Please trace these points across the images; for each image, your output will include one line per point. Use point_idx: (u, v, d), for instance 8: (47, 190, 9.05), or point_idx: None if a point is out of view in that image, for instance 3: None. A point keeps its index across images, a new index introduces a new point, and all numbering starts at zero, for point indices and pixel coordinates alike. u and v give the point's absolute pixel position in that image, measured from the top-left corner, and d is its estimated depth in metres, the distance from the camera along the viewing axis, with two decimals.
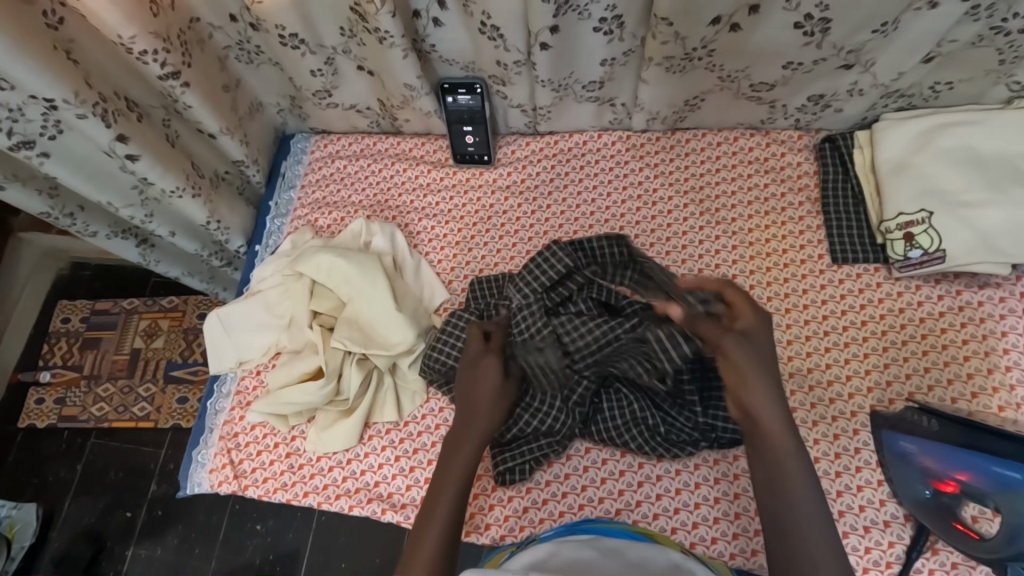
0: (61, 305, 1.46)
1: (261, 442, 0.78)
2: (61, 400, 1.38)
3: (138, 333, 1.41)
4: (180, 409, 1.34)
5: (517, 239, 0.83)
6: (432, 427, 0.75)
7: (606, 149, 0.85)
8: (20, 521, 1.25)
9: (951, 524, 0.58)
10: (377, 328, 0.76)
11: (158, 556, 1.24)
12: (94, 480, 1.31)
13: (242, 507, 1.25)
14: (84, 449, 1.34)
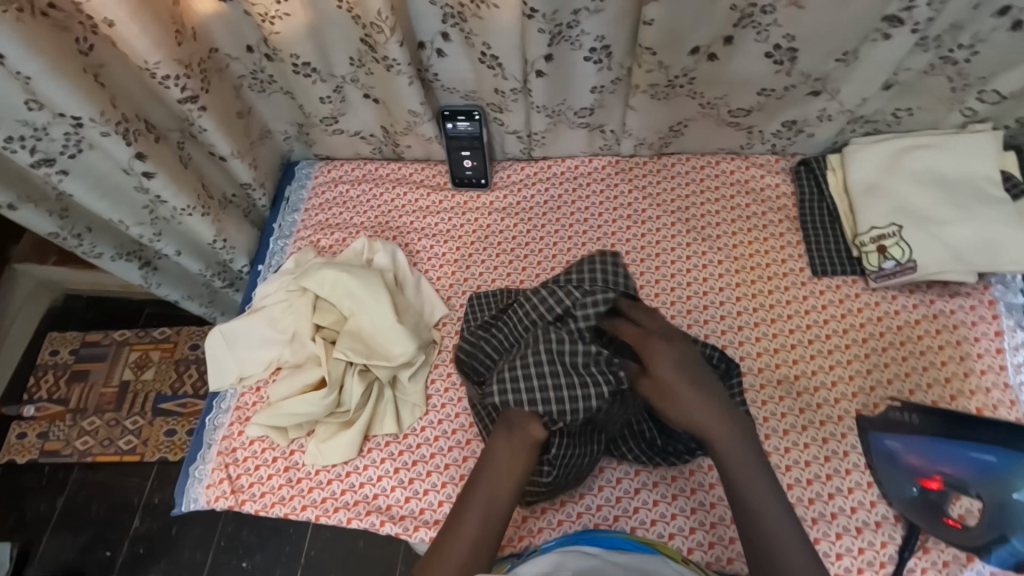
0: (51, 337, 1.45)
1: (259, 457, 0.78)
2: (44, 434, 1.35)
3: (129, 364, 1.41)
4: (168, 442, 1.32)
5: (514, 257, 0.87)
6: (431, 439, 0.76)
7: (597, 173, 0.91)
8: None
9: (939, 519, 0.60)
10: (378, 340, 0.78)
11: None
12: (74, 517, 1.27)
13: (228, 542, 1.21)
14: (64, 485, 1.30)
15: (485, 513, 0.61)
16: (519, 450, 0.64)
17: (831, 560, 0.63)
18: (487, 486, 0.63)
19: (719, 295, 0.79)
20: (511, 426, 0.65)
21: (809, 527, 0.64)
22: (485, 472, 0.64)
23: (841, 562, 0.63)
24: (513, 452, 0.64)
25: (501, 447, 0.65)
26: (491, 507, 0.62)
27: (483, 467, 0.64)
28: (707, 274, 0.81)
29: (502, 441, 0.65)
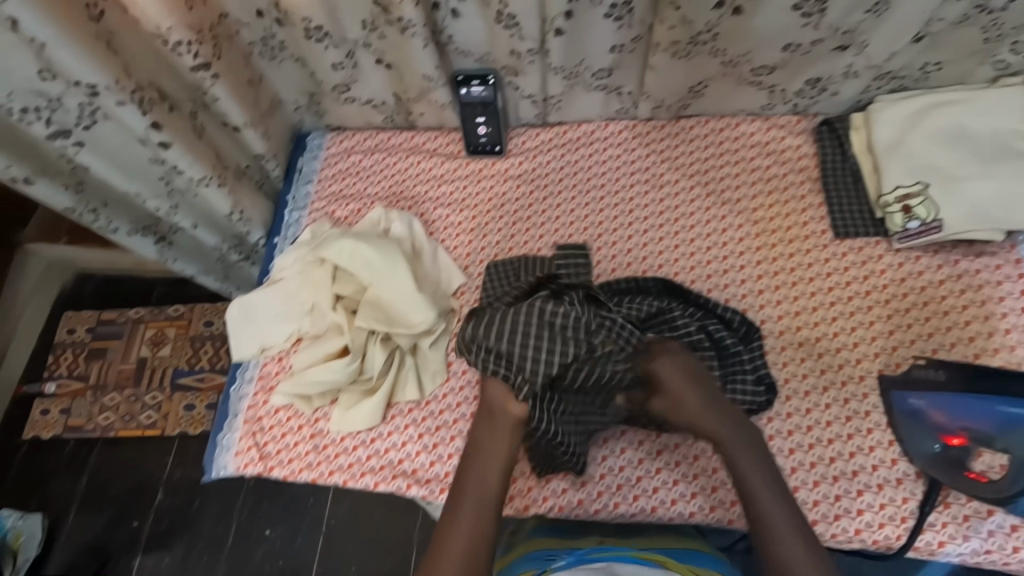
0: (67, 316, 1.47)
1: (284, 425, 0.79)
2: (67, 410, 1.38)
3: (144, 342, 1.43)
4: (187, 416, 1.35)
5: (531, 225, 0.86)
6: (454, 405, 0.77)
7: (613, 138, 0.89)
8: (25, 532, 1.24)
9: (962, 474, 0.61)
10: (398, 309, 0.78)
11: (166, 563, 1.24)
12: (101, 490, 1.31)
13: (250, 512, 1.25)
14: (89, 460, 1.34)
15: (479, 500, 0.66)
16: (499, 431, 0.68)
17: (853, 516, 0.64)
18: (479, 473, 0.67)
19: (739, 259, 0.79)
20: (489, 412, 0.69)
21: (830, 485, 0.65)
22: (473, 461, 0.68)
23: (862, 518, 0.64)
24: (495, 436, 0.68)
25: (484, 434, 0.69)
26: (484, 493, 0.66)
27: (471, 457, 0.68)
28: (726, 239, 0.80)
29: (484, 429, 0.69)
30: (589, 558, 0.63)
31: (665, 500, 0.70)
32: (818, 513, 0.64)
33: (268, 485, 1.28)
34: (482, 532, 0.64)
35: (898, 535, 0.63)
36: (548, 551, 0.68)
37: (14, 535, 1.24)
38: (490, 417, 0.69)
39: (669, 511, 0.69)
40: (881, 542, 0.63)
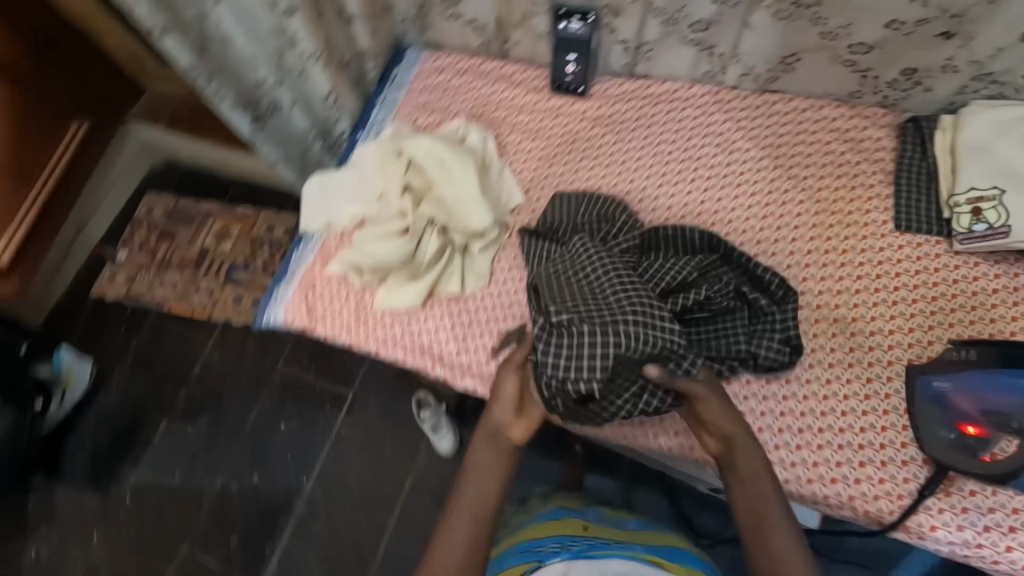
0: (147, 197, 1.60)
1: (335, 292, 0.86)
2: (132, 277, 1.52)
3: (211, 233, 1.55)
4: (235, 304, 1.48)
5: (596, 165, 0.90)
6: (490, 307, 0.83)
7: (694, 99, 0.92)
8: (76, 374, 1.37)
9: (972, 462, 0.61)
10: (460, 207, 0.84)
11: (190, 433, 1.37)
12: (150, 352, 1.45)
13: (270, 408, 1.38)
14: (144, 323, 1.48)
15: (477, 520, 0.63)
16: (500, 454, 0.67)
17: (849, 483, 0.65)
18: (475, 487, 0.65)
19: (792, 232, 0.80)
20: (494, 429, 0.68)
21: (834, 451, 0.67)
22: (472, 476, 0.65)
23: (858, 486, 0.65)
24: (490, 452, 0.66)
25: (482, 456, 0.66)
26: (480, 507, 0.64)
27: (471, 473, 0.66)
28: (785, 211, 0.81)
29: (483, 450, 0.67)
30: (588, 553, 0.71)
31: None
32: (816, 473, 0.66)
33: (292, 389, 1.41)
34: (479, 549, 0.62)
35: (891, 509, 0.64)
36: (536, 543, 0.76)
37: (67, 373, 1.36)
38: (492, 432, 0.68)
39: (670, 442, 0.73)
40: (872, 513, 0.64)
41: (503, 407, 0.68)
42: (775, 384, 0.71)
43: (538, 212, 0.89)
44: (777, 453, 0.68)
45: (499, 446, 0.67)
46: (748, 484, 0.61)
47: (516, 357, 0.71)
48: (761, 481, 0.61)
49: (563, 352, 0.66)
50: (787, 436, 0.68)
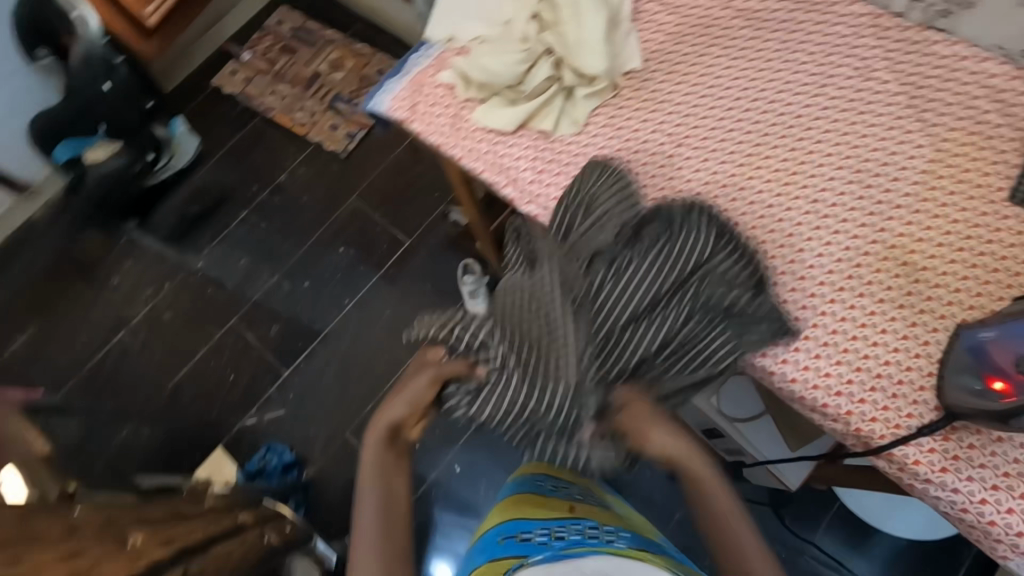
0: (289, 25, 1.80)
1: (440, 96, 0.92)
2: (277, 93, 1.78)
3: None
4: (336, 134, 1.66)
5: (723, 55, 0.88)
6: (573, 153, 0.86)
7: (851, 17, 0.87)
8: None
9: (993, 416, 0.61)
10: (579, 48, 0.85)
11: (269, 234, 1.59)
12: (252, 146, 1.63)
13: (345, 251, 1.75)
14: None
15: (380, 511, 0.67)
16: (389, 461, 0.69)
17: (853, 400, 0.68)
18: (376, 493, 0.68)
19: (898, 172, 0.77)
20: (387, 426, 0.69)
21: (850, 370, 0.69)
22: (366, 491, 0.68)
23: (860, 405, 0.68)
24: (389, 457, 0.69)
25: (373, 456, 0.69)
26: (391, 504, 0.68)
27: (365, 472, 0.69)
28: (899, 150, 0.78)
29: (373, 453, 0.69)
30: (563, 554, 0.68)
31: None
32: (823, 382, 0.69)
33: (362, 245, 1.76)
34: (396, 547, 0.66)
35: (883, 434, 0.66)
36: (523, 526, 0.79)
37: None
38: (386, 430, 0.69)
39: None
40: (863, 432, 0.67)
41: (399, 406, 0.69)
42: (818, 298, 0.73)
43: (649, 82, 0.89)
44: (794, 354, 0.71)
45: (389, 443, 0.70)
46: (725, 512, 0.65)
47: (439, 369, 0.68)
48: (719, 492, 0.66)
49: (493, 397, 0.66)
50: (811, 343, 0.71)
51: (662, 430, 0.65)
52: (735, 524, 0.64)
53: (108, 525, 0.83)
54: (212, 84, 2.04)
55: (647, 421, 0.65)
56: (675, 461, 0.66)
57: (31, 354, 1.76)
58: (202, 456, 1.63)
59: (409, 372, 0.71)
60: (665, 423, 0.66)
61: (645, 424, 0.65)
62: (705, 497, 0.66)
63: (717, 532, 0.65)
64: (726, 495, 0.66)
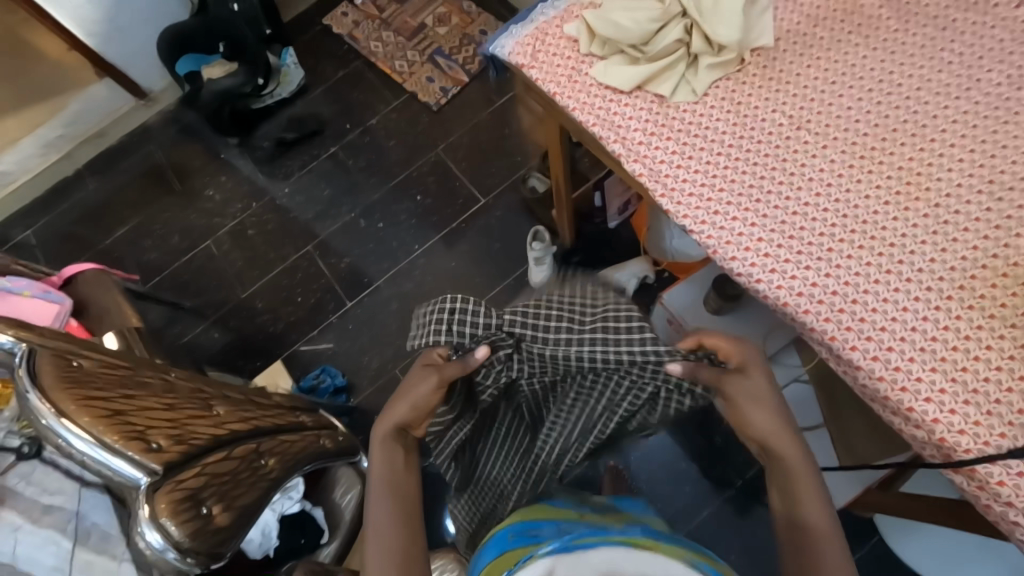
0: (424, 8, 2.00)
1: (561, 49, 0.93)
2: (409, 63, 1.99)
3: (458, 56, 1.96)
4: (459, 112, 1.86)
5: (861, 44, 0.85)
6: (687, 121, 0.85)
7: (1011, 22, 0.81)
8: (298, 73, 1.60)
9: None
10: (714, 14, 0.83)
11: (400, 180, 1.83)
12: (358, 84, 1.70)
13: (426, 203, 1.83)
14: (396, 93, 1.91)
15: (390, 494, 0.72)
16: (405, 472, 0.74)
17: (942, 409, 0.66)
18: (381, 509, 0.71)
19: None
20: (392, 425, 0.75)
21: (944, 380, 0.67)
22: (374, 482, 0.74)
23: (948, 415, 0.65)
24: (391, 454, 0.75)
25: (379, 455, 0.75)
26: (393, 486, 0.73)
27: (376, 483, 0.73)
28: None
29: (380, 449, 0.75)
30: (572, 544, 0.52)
31: (793, 289, 0.74)
32: (912, 386, 0.67)
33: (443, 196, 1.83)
34: (408, 521, 0.71)
35: (968, 448, 0.64)
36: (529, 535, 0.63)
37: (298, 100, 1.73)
38: (393, 428, 0.75)
39: (788, 299, 0.74)
40: (946, 443, 0.65)
41: (402, 405, 0.74)
42: (922, 302, 0.70)
43: (777, 61, 0.86)
44: (886, 353, 0.69)
45: (400, 439, 0.76)
46: (796, 472, 0.64)
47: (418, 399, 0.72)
48: (792, 446, 0.65)
49: (512, 364, 0.72)
50: (905, 346, 0.69)
51: (757, 388, 0.66)
52: (802, 482, 0.63)
53: (197, 393, 0.91)
54: (324, 20, 2.12)
55: (736, 398, 0.66)
56: (755, 433, 0.66)
57: (127, 246, 1.90)
58: (261, 367, 1.72)
59: (412, 376, 0.74)
60: (748, 379, 0.67)
61: (747, 394, 0.66)
62: (784, 462, 0.64)
63: (778, 487, 0.65)
64: (797, 447, 0.65)
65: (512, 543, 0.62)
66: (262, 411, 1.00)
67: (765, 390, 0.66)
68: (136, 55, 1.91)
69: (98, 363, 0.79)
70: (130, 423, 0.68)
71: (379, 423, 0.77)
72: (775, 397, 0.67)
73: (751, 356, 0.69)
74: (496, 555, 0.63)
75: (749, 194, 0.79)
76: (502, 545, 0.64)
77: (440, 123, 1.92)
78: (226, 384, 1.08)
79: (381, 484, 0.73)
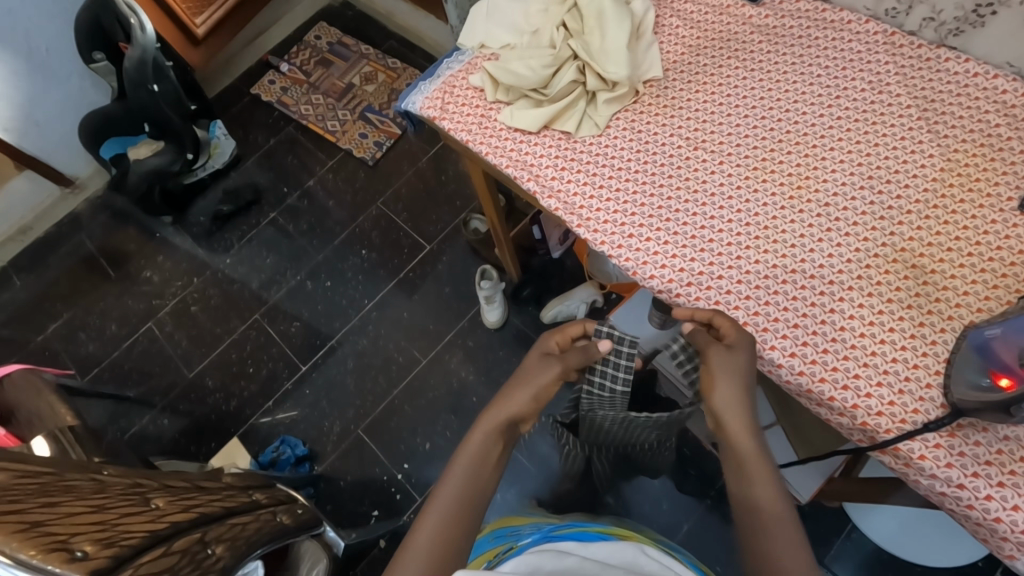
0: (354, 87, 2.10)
1: (470, 98, 0.98)
2: (348, 124, 2.04)
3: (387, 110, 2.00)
4: (384, 169, 1.95)
5: (740, 66, 0.93)
6: (592, 153, 0.90)
7: (864, 34, 0.91)
8: (221, 148, 1.97)
9: (1008, 407, 0.59)
10: (604, 55, 0.91)
11: (345, 248, 1.86)
12: (293, 174, 1.99)
13: (374, 258, 1.83)
14: (335, 163, 1.99)
15: (468, 483, 0.71)
16: (491, 450, 0.74)
17: (859, 395, 0.69)
18: (440, 515, 0.67)
19: (908, 178, 0.80)
20: (507, 417, 0.77)
21: (858, 366, 0.71)
22: (456, 469, 0.72)
23: (866, 399, 0.69)
24: (490, 447, 0.75)
25: (477, 442, 0.75)
26: (479, 469, 0.72)
27: (462, 453, 0.74)
28: (910, 159, 0.81)
29: (479, 438, 0.75)
30: (555, 536, 0.75)
31: (711, 298, 0.77)
32: (830, 375, 0.71)
33: (390, 246, 1.84)
34: (463, 515, 0.67)
35: (888, 428, 0.68)
36: (510, 535, 0.85)
37: (216, 146, 1.97)
38: (503, 422, 0.77)
39: (708, 308, 0.77)
40: (869, 426, 0.68)
41: (519, 398, 0.78)
42: (827, 296, 0.75)
43: (669, 90, 0.93)
44: (802, 348, 0.73)
45: (504, 434, 0.77)
46: (751, 456, 0.65)
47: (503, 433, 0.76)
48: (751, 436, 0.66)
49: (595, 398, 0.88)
50: (819, 339, 0.73)
51: (732, 369, 0.69)
52: (763, 465, 0.65)
53: (132, 488, 0.86)
54: (251, 91, 2.15)
55: (714, 372, 0.69)
56: (723, 406, 0.68)
57: (61, 340, 1.81)
58: (217, 448, 1.63)
59: (532, 365, 0.81)
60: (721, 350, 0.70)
61: (720, 364, 0.69)
62: (739, 448, 0.66)
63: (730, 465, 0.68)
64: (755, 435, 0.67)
65: (493, 542, 0.83)
66: (210, 496, 0.95)
67: (745, 367, 0.69)
68: (58, 146, 1.88)
69: (17, 475, 0.76)
70: (49, 536, 0.63)
71: (486, 418, 0.77)
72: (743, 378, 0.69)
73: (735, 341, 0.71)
74: (478, 552, 0.83)
75: (659, 214, 0.84)
76: (486, 545, 0.84)
77: (378, 176, 1.95)
78: (168, 474, 1.02)
79: (453, 480, 0.71)
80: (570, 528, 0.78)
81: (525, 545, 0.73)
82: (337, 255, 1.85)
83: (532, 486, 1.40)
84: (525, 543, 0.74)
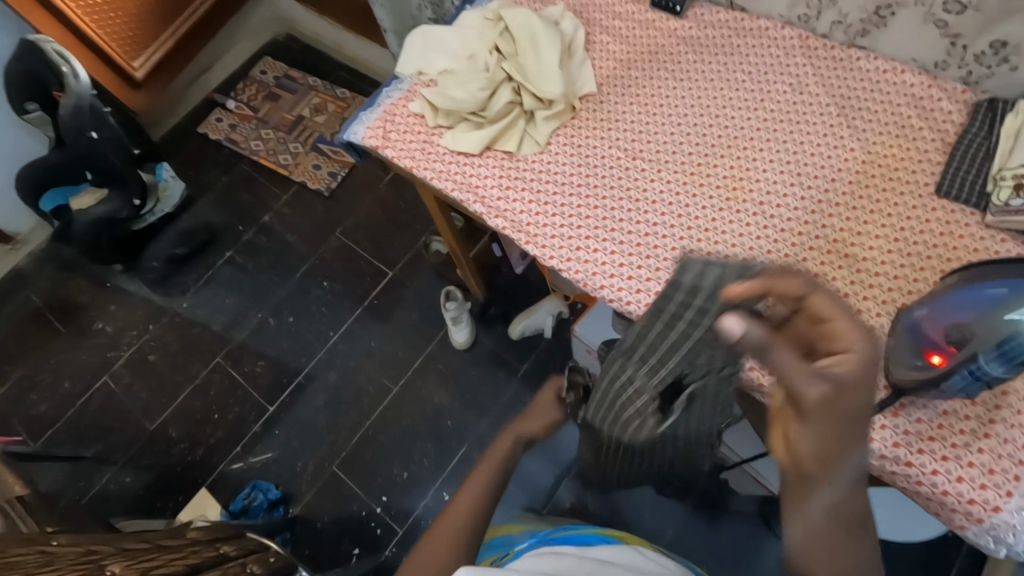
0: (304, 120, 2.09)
1: (412, 125, 0.99)
2: (301, 156, 2.02)
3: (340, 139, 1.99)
4: (341, 199, 1.94)
5: (669, 77, 0.96)
6: (535, 170, 0.92)
7: (781, 39, 0.96)
8: (170, 190, 1.90)
9: (941, 379, 0.62)
10: (538, 76, 0.93)
11: (306, 282, 1.83)
12: (247, 211, 1.96)
13: (337, 289, 1.80)
14: (291, 197, 1.96)
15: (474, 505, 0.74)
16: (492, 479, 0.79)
17: None
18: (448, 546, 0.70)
19: (833, 173, 0.84)
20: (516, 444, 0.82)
21: None
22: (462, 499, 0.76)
23: None
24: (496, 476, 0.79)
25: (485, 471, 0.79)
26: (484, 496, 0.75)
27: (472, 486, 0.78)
28: (834, 155, 0.85)
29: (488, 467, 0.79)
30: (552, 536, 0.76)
31: None
32: None
33: (352, 276, 1.81)
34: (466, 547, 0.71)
35: None
36: (508, 540, 0.86)
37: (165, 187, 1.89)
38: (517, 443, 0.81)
39: None
40: None
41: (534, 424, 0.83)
42: None
43: (604, 104, 0.96)
44: None
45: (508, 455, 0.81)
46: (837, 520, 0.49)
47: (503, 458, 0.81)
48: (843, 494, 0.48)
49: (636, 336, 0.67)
50: None
51: (841, 409, 0.46)
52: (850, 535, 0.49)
53: (86, 556, 0.82)
54: (198, 130, 2.11)
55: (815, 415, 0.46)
56: (820, 461, 0.46)
57: (10, 404, 1.71)
58: (185, 501, 1.56)
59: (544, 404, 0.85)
60: (839, 398, 0.45)
61: (823, 407, 0.45)
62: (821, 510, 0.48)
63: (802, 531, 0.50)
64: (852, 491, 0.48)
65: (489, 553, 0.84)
66: (173, 555, 0.91)
67: (860, 407, 0.46)
68: None
69: None
70: None
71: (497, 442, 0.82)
72: (862, 428, 0.46)
73: (855, 372, 0.46)
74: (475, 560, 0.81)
75: (604, 225, 0.85)
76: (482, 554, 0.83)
77: (335, 206, 1.93)
78: (127, 536, 0.97)
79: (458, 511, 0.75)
80: (569, 530, 0.78)
81: (521, 549, 0.73)
82: (299, 290, 1.82)
83: (514, 504, 1.39)
84: (521, 546, 0.74)
